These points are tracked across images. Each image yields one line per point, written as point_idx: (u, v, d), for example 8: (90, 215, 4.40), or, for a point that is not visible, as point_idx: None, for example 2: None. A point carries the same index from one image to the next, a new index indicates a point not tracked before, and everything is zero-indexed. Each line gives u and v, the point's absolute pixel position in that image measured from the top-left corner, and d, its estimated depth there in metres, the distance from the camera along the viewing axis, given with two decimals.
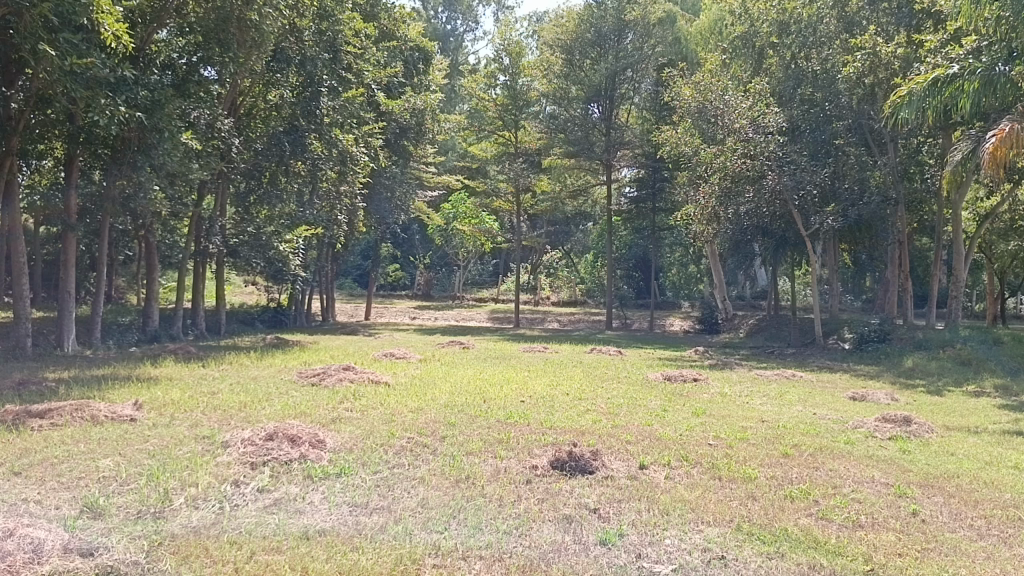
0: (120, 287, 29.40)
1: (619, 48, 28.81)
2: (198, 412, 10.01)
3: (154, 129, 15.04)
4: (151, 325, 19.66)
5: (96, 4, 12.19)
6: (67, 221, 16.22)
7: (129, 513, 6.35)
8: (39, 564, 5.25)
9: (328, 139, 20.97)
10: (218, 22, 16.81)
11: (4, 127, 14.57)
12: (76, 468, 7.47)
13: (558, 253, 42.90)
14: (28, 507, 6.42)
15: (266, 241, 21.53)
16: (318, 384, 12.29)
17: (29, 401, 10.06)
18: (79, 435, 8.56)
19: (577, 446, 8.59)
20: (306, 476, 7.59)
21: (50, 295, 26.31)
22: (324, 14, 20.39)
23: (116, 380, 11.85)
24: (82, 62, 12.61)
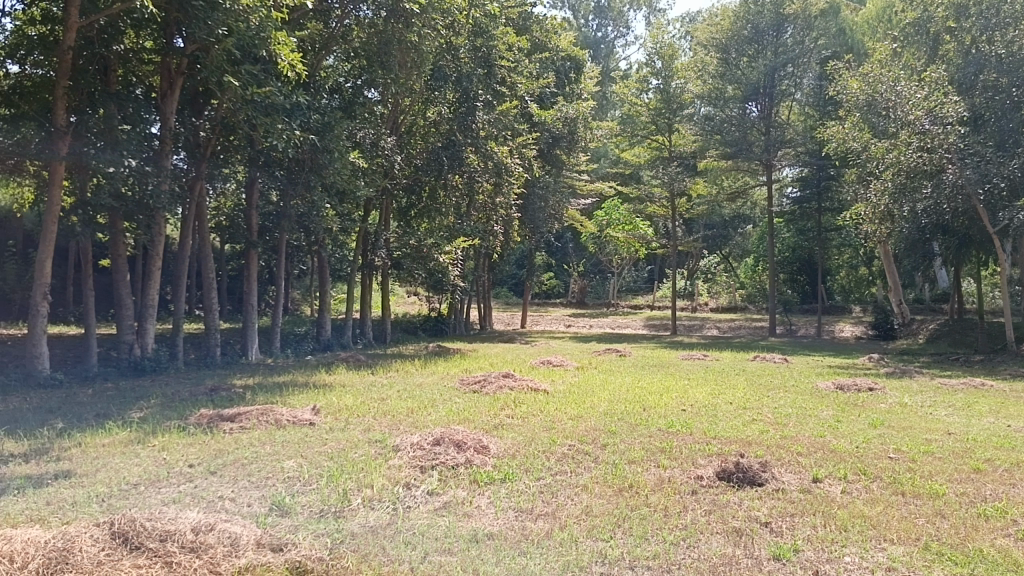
0: (295, 299, 31.43)
1: (778, 43, 27.76)
2: (371, 417, 10.51)
3: (325, 150, 16.00)
4: (324, 334, 20.78)
5: (272, 36, 13.05)
6: (249, 239, 17.48)
7: (313, 512, 6.76)
8: (237, 557, 5.69)
9: (484, 152, 21.63)
10: (381, 45, 17.37)
11: (194, 154, 15.77)
12: (264, 468, 8.03)
13: (717, 258, 42.15)
14: (224, 503, 6.97)
15: (427, 253, 22.14)
16: (479, 391, 12.58)
17: (222, 406, 10.93)
18: (264, 437, 9.19)
19: (745, 458, 8.21)
20: (473, 481, 7.80)
21: (234, 307, 28.39)
22: (478, 31, 20.66)
23: (295, 387, 12.60)
24: (261, 91, 13.61)
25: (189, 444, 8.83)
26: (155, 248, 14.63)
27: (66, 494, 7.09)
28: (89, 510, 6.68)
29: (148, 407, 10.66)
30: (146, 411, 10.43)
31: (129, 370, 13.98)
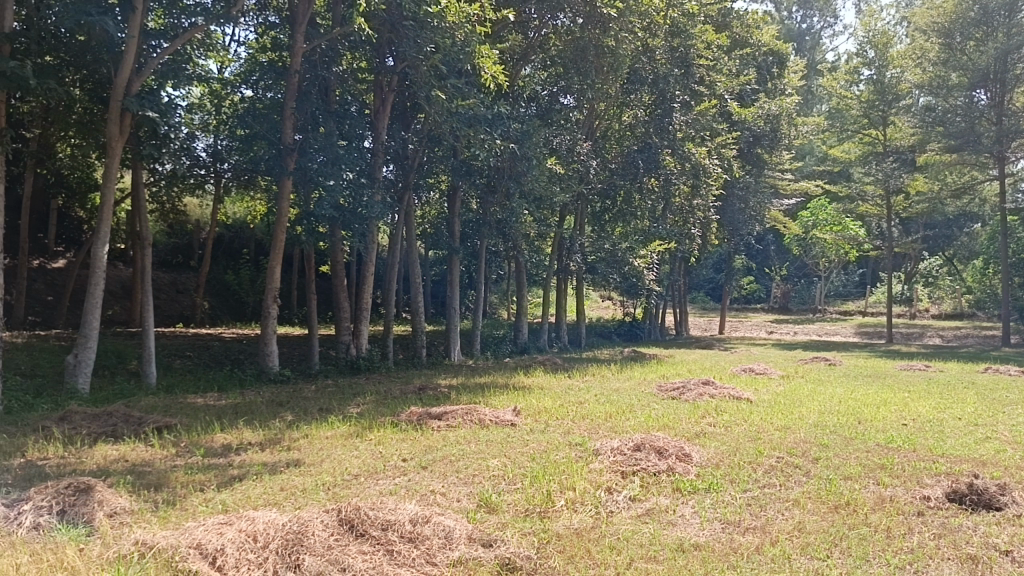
0: (493, 303, 32.44)
1: (1011, 24, 25.16)
2: (570, 420, 10.60)
3: (524, 158, 16.38)
4: (522, 338, 21.29)
5: (476, 50, 13.46)
6: (452, 246, 18.27)
7: (519, 511, 6.92)
8: (451, 550, 5.96)
9: (681, 154, 21.11)
10: (577, 52, 17.80)
11: (403, 165, 16.65)
12: (470, 466, 8.33)
13: (939, 260, 38.76)
14: (436, 497, 7.29)
15: (622, 257, 22.21)
16: (678, 398, 12.34)
17: (429, 404, 11.46)
18: (469, 436, 9.54)
19: (980, 479, 7.46)
20: (675, 489, 7.66)
21: (438, 311, 29.77)
22: (676, 31, 20.33)
23: (497, 388, 12.98)
24: (464, 104, 14.17)
25: (402, 439, 9.34)
26: (369, 255, 15.63)
27: (297, 481, 7.72)
28: (317, 497, 7.21)
29: (365, 402, 11.41)
30: (363, 407, 11.17)
31: (346, 369, 15.02)
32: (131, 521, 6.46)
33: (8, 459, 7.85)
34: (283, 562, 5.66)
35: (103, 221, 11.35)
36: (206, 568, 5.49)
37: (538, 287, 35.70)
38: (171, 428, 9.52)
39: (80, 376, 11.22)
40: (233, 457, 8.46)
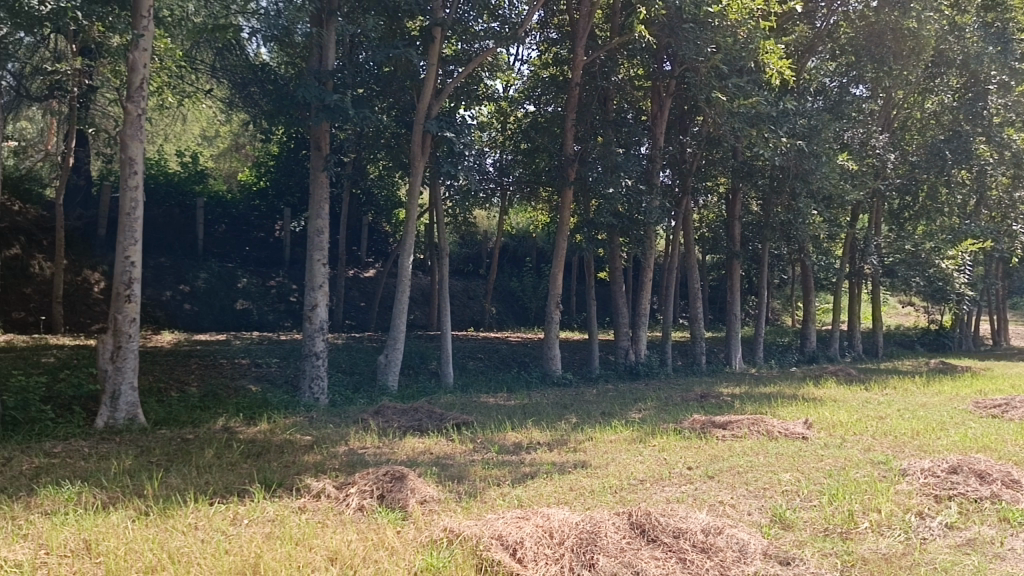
0: (776, 309, 30.98)
1: None
2: (870, 435, 9.80)
3: (812, 155, 15.51)
4: (809, 347, 20.08)
5: (760, 45, 13.39)
6: (733, 249, 17.77)
7: (817, 529, 6.53)
8: (746, 564, 5.78)
9: (999, 141, 18.74)
10: (872, 36, 16.91)
11: (681, 169, 16.51)
12: (760, 478, 7.99)
13: None
14: (726, 508, 7.08)
15: (926, 258, 20.02)
16: (1000, 417, 10.92)
17: (712, 413, 11.18)
18: (757, 447, 9.16)
19: None
20: (1002, 519, 6.78)
21: (717, 318, 29.07)
22: (990, 5, 19.09)
23: (784, 399, 12.36)
24: (747, 103, 13.72)
25: (686, 447, 9.21)
26: (647, 260, 15.69)
27: (585, 482, 7.89)
28: (606, 499, 7.33)
29: (647, 408, 11.42)
30: (645, 413, 11.17)
31: (626, 375, 15.15)
32: (439, 509, 7.01)
33: (335, 446, 8.88)
34: (579, 561, 5.83)
35: (407, 233, 12.50)
36: (508, 559, 5.77)
37: (826, 292, 33.45)
38: (468, 425, 10.21)
39: (391, 375, 12.43)
40: (524, 455, 8.87)
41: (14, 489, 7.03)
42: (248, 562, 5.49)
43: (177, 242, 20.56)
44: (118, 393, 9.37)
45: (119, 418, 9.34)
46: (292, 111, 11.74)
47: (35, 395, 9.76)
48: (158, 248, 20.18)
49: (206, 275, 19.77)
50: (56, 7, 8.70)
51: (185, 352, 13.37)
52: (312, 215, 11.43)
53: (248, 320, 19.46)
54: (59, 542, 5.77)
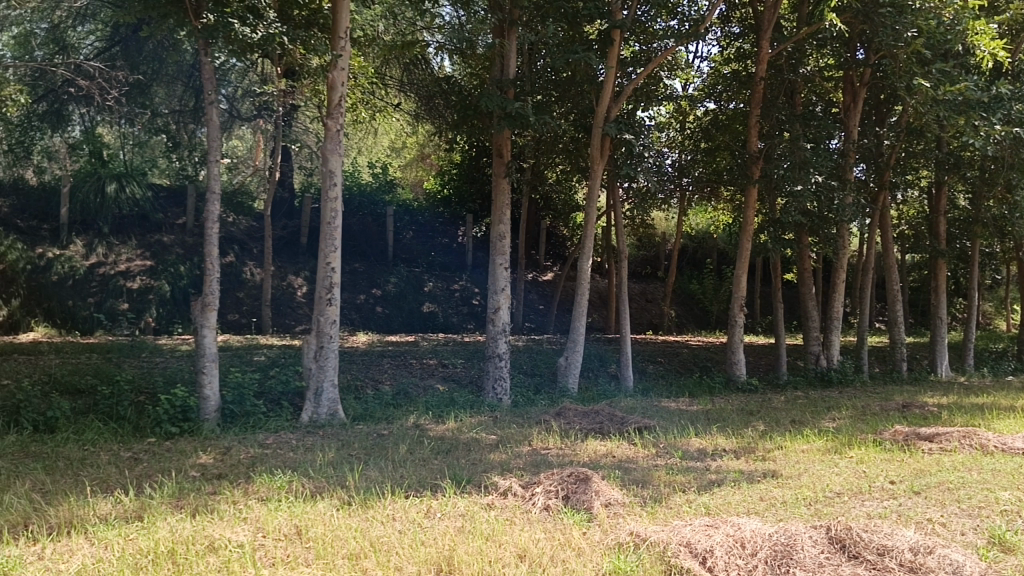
0: (987, 313, 28.30)
1: None
2: None
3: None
4: None
5: (969, 27, 12.04)
6: (937, 247, 16.48)
7: None
8: None
9: None
10: None
11: (876, 163, 15.53)
12: (975, 496, 7.33)
13: None
14: (936, 527, 6.54)
15: None
16: None
17: (916, 424, 10.39)
18: (970, 463, 8.41)
19: None
20: None
21: (918, 322, 27.03)
22: None
23: (999, 411, 11.26)
24: (954, 88, 12.60)
25: (888, 460, 8.62)
26: (840, 260, 14.88)
27: (776, 493, 7.57)
28: (799, 511, 6.99)
29: (841, 417, 10.79)
30: (840, 423, 10.57)
31: (817, 381, 14.42)
32: (625, 513, 6.97)
33: (519, 446, 9.05)
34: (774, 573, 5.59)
35: (587, 236, 12.54)
36: (698, 567, 5.62)
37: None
38: (651, 430, 10.09)
39: (572, 377, 12.53)
40: (710, 462, 8.65)
41: (235, 475, 7.71)
42: (443, 555, 5.71)
43: (368, 249, 21.79)
44: (321, 389, 10.06)
45: (322, 412, 10.03)
46: (476, 121, 12.08)
47: (250, 390, 10.68)
48: (351, 255, 21.48)
49: (395, 280, 20.84)
50: (266, 34, 9.65)
51: (378, 352, 14.15)
52: (494, 221, 11.75)
53: (433, 323, 20.29)
54: (274, 526, 6.24)
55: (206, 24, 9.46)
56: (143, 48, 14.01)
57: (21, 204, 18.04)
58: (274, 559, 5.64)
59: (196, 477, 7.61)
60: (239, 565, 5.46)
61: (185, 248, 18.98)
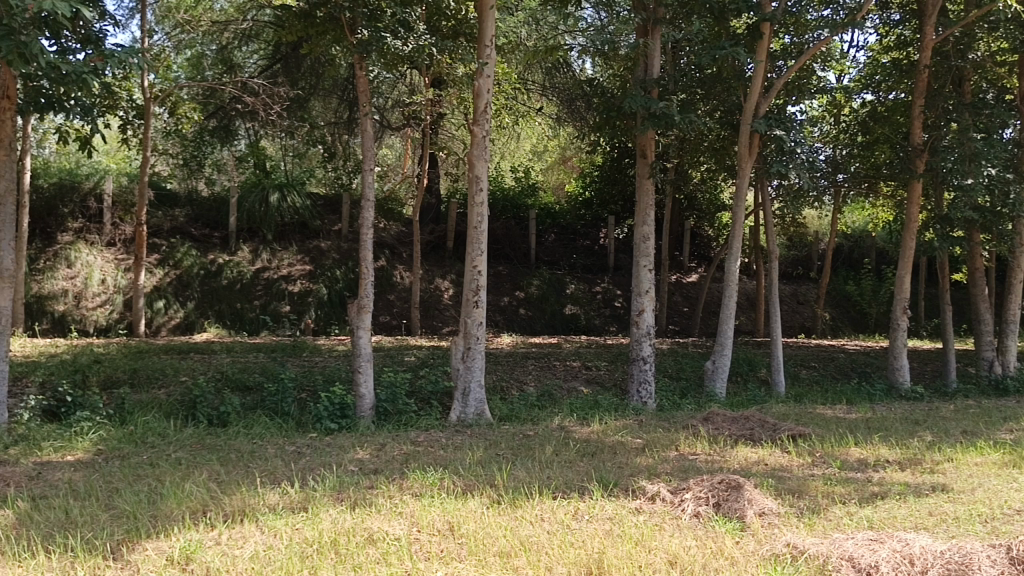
0: None
1: None
2: None
3: None
4: None
5: None
6: None
7: None
8: None
9: None
10: None
11: None
12: None
13: None
14: None
15: None
16: None
17: None
18: None
19: None
20: None
21: None
22: None
23: None
24: None
25: None
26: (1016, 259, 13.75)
27: (948, 508, 7.07)
28: (974, 529, 6.51)
29: (1020, 430, 9.96)
30: (1019, 434, 9.76)
31: (991, 390, 13.38)
32: (780, 523, 6.71)
33: (666, 451, 8.91)
34: None
35: (735, 236, 12.21)
36: None
37: None
38: (806, 437, 9.68)
39: (719, 381, 12.31)
40: (871, 474, 8.19)
41: (390, 471, 8.03)
42: (593, 557, 5.71)
43: (512, 252, 22.09)
44: (468, 390, 10.30)
45: (469, 413, 10.27)
46: (619, 122, 12.00)
47: (402, 388, 11.09)
48: (495, 258, 21.86)
49: (538, 282, 21.05)
50: (416, 46, 10.05)
51: (522, 354, 14.34)
52: (638, 223, 11.64)
53: (576, 325, 20.35)
54: (427, 521, 6.43)
55: (361, 40, 9.86)
56: (301, 63, 15.70)
57: (195, 214, 19.53)
58: (428, 553, 5.81)
59: (354, 472, 7.97)
60: (396, 557, 5.68)
61: (340, 253, 19.92)
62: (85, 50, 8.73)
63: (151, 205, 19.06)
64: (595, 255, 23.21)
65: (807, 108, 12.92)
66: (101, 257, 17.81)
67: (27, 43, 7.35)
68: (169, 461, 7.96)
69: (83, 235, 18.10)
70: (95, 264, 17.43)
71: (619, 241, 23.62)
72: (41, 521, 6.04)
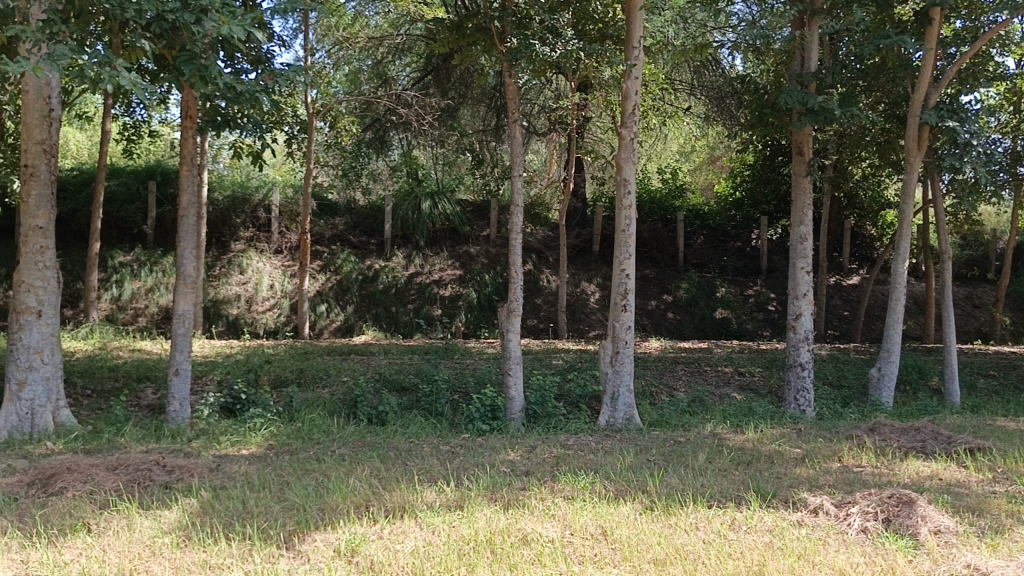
0: None
1: None
2: None
3: None
4: None
5: None
6: None
7: None
8: None
9: None
10: None
11: None
12: None
13: None
14: None
15: None
16: None
17: None
18: None
19: None
20: None
21: None
22: None
23: None
24: None
25: None
26: None
27: None
28: None
29: None
30: None
31: None
32: (959, 543, 6.23)
33: (828, 462, 8.49)
34: None
35: (901, 236, 11.51)
36: None
37: None
38: (985, 451, 8.97)
39: (884, 390, 11.68)
40: None
41: (542, 473, 8.09)
42: (752, 569, 5.54)
43: (659, 254, 21.80)
44: (617, 394, 10.24)
45: (619, 417, 10.20)
46: (774, 120, 11.58)
47: (551, 392, 11.19)
48: (642, 261, 21.65)
49: (687, 285, 20.68)
50: (564, 51, 10.03)
51: (671, 359, 14.10)
52: (794, 223, 11.21)
53: (727, 329, 19.80)
54: (580, 524, 6.43)
55: (511, 48, 9.99)
56: (451, 74, 16.69)
57: (353, 222, 20.50)
58: (583, 557, 5.81)
59: (506, 472, 8.09)
60: (550, 559, 5.71)
61: (488, 258, 20.32)
62: (256, 70, 9.30)
63: (314, 214, 20.17)
64: (746, 257, 22.49)
65: (982, 97, 12.02)
66: (270, 263, 19.06)
67: (208, 66, 7.98)
68: (334, 457, 8.37)
69: (254, 243, 19.44)
70: (264, 270, 18.67)
71: (771, 242, 22.78)
72: (222, 510, 6.49)
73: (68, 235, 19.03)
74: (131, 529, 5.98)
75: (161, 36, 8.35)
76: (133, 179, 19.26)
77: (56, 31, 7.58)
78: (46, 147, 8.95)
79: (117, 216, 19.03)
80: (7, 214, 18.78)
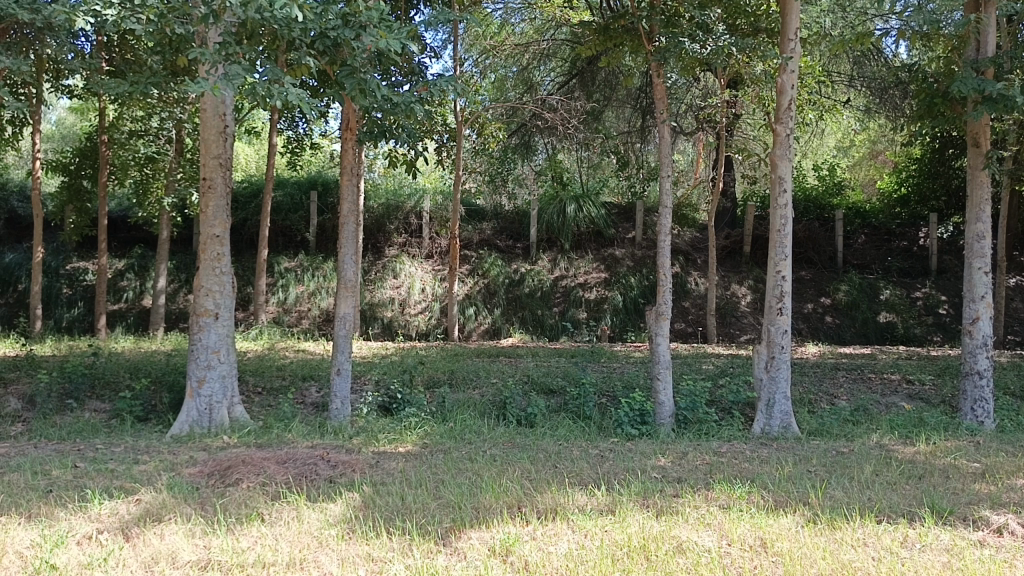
0: None
1: None
2: None
3: None
4: None
5: None
6: None
7: None
8: None
9: None
10: None
11: None
12: None
13: None
14: None
15: None
16: None
17: None
18: None
19: None
20: None
21: None
22: None
23: None
24: None
25: None
26: None
27: None
28: None
29: None
30: None
31: None
32: None
33: (1012, 479, 7.80)
34: None
35: None
36: None
37: None
38: None
39: None
40: None
41: (695, 480, 7.90)
42: None
43: (816, 255, 20.90)
44: (773, 401, 9.86)
45: (775, 424, 9.81)
46: (945, 110, 10.82)
47: (702, 397, 10.94)
48: (798, 262, 20.83)
49: (847, 287, 19.71)
50: (715, 47, 9.73)
51: (831, 365, 13.46)
52: (970, 220, 10.44)
53: (892, 334, 18.64)
54: (738, 535, 6.22)
55: (660, 47, 9.79)
56: (595, 77, 17.14)
57: (500, 226, 20.87)
58: (741, 568, 5.62)
59: (658, 478, 7.96)
60: (708, 569, 5.56)
61: (634, 260, 20.11)
62: (408, 82, 9.59)
63: (463, 219, 20.68)
64: (913, 257, 21.14)
65: None
66: (422, 268, 19.71)
67: (366, 79, 8.27)
68: (486, 458, 8.51)
69: (406, 248, 20.19)
70: (416, 275, 19.32)
71: (940, 241, 21.32)
72: (382, 505, 6.74)
73: (240, 243, 20.45)
74: (301, 520, 6.32)
75: (324, 53, 8.75)
76: (296, 189, 20.51)
77: (231, 52, 8.06)
78: (222, 162, 9.63)
79: (282, 224, 20.27)
80: (187, 224, 20.41)
